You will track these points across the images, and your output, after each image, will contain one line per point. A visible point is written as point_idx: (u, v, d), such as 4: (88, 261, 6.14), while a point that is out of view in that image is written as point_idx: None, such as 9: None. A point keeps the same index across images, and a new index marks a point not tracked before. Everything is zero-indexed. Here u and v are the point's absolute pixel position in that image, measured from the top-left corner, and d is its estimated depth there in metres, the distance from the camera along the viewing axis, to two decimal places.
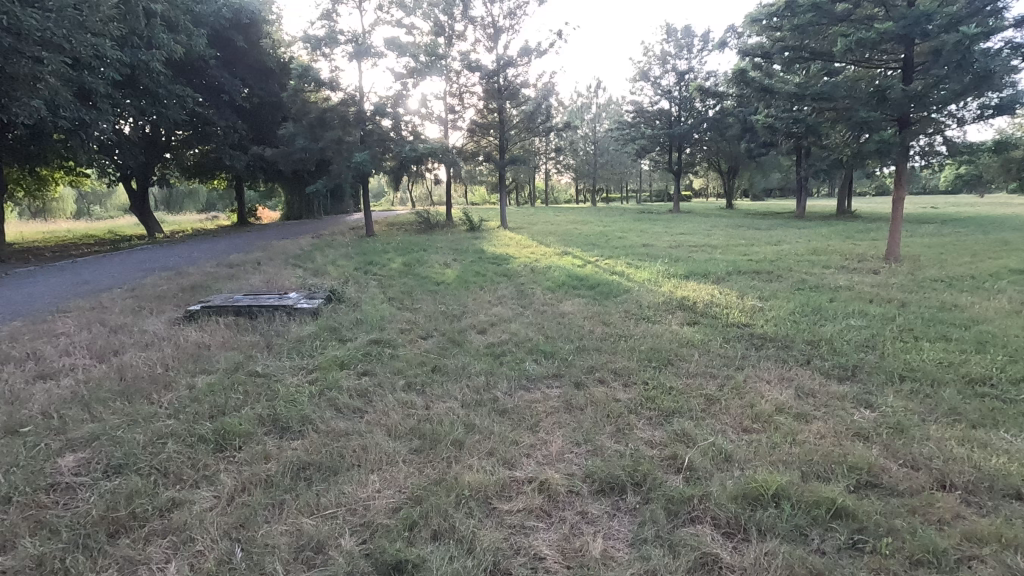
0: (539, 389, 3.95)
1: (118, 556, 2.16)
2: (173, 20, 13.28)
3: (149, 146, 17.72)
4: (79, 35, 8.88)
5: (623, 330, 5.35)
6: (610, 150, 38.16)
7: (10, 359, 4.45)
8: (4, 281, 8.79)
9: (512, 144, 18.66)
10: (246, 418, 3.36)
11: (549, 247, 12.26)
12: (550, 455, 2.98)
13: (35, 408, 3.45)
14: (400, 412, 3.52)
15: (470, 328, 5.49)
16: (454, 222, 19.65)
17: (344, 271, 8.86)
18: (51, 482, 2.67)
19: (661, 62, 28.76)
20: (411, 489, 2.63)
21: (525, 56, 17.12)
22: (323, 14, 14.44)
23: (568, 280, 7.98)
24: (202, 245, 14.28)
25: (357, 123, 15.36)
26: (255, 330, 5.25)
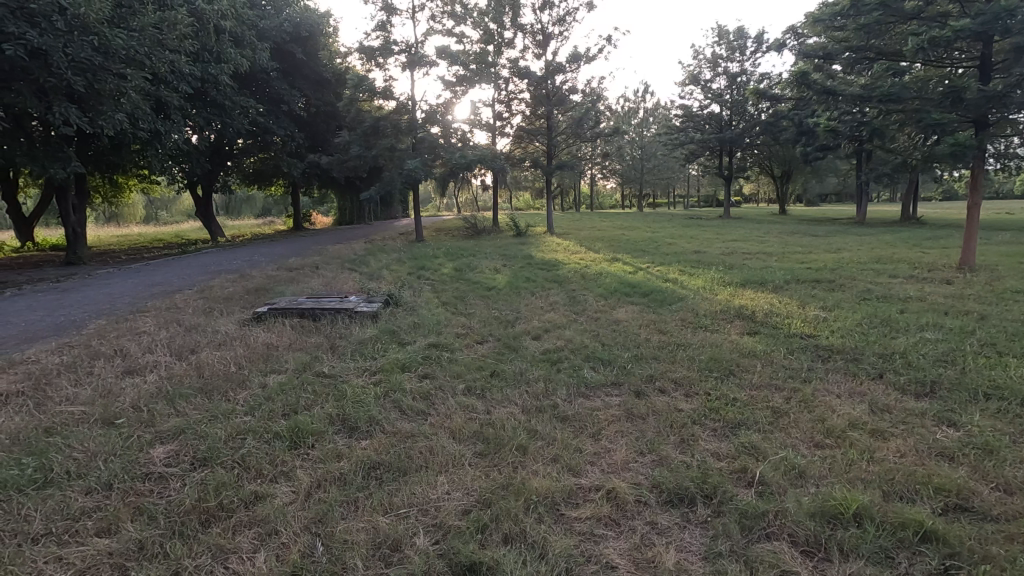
0: (599, 398, 3.93)
1: (210, 544, 2.29)
2: (239, 35, 13.98)
3: (214, 155, 18.66)
4: (158, 53, 9.50)
5: (680, 338, 5.27)
6: (657, 155, 37.62)
7: (100, 354, 4.79)
8: (84, 282, 9.41)
9: (559, 149, 18.66)
10: (317, 417, 3.49)
11: (598, 253, 12.20)
12: (615, 462, 2.97)
13: (126, 402, 3.70)
14: (462, 415, 3.59)
15: (526, 334, 5.53)
16: (500, 227, 19.78)
17: (398, 275, 9.05)
18: (146, 471, 2.86)
19: (712, 64, 28.10)
20: (479, 493, 2.68)
21: (574, 62, 17.15)
22: (379, 25, 14.91)
23: (621, 287, 7.92)
24: (260, 249, 14.90)
25: (409, 131, 15.73)
26: (318, 332, 5.47)
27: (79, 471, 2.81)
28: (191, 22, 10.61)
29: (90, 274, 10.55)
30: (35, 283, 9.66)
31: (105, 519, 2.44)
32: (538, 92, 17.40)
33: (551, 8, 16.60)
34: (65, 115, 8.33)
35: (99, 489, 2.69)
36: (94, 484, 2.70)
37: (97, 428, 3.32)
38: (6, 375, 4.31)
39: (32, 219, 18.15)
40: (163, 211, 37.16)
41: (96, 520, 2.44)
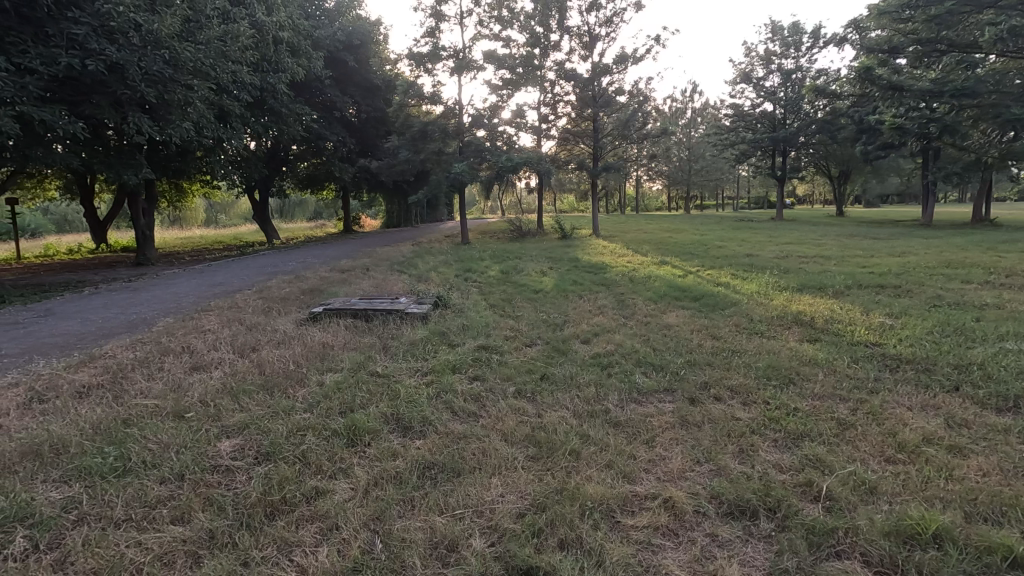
0: (652, 404, 3.86)
1: (275, 537, 2.37)
2: (296, 45, 14.53)
3: (270, 161, 19.45)
4: (222, 64, 9.99)
5: (735, 345, 5.10)
6: (706, 156, 36.75)
7: (170, 351, 5.06)
8: (152, 282, 9.98)
9: (605, 151, 18.45)
10: (373, 416, 3.57)
11: (646, 256, 12.01)
12: (671, 469, 2.91)
13: (195, 396, 3.88)
14: (513, 418, 3.58)
15: (575, 337, 5.49)
16: (545, 230, 19.76)
17: (446, 277, 9.19)
18: (214, 464, 2.99)
19: (765, 62, 27.20)
20: (533, 497, 2.66)
21: (621, 63, 16.97)
22: (428, 32, 15.19)
23: (670, 290, 7.76)
24: (313, 251, 15.42)
25: (456, 135, 15.93)
26: (371, 332, 5.60)
27: (154, 461, 2.98)
28: (252, 34, 11.12)
29: (158, 274, 11.19)
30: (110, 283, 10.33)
31: (178, 508, 2.56)
32: (584, 94, 17.28)
33: (598, 10, 16.48)
34: (138, 124, 8.87)
35: (171, 478, 2.84)
36: (168, 474, 2.85)
37: (169, 421, 3.51)
38: (87, 368, 4.61)
39: (105, 222, 19.38)
40: (222, 215, 38.99)
41: (171, 508, 2.57)
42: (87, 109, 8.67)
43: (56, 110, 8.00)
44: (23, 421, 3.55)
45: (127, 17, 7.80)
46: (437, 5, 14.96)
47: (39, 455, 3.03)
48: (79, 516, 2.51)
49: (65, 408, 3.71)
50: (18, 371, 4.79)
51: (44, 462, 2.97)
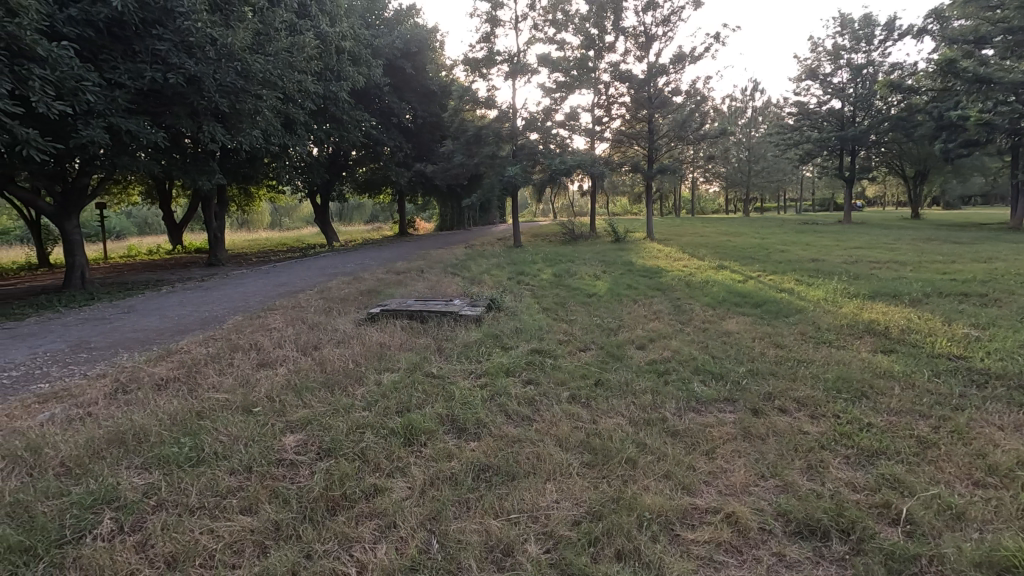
0: (711, 413, 3.72)
1: (336, 531, 2.44)
2: (356, 54, 15.06)
3: (331, 166, 20.20)
4: (289, 74, 10.47)
5: (801, 354, 4.87)
6: (767, 156, 35.33)
7: (238, 347, 5.32)
8: (223, 282, 10.55)
9: (661, 153, 18.05)
10: (429, 416, 3.62)
11: (702, 260, 11.68)
12: (733, 482, 2.80)
13: (262, 392, 4.07)
14: (568, 423, 3.55)
15: (629, 343, 5.38)
16: (598, 233, 19.53)
17: (498, 281, 9.24)
18: (279, 457, 3.11)
19: (833, 57, 25.89)
20: (588, 504, 2.62)
21: (679, 63, 16.58)
22: (483, 37, 15.38)
23: (729, 296, 7.49)
24: (370, 253, 15.84)
25: (510, 139, 16.00)
26: (427, 333, 5.70)
27: (224, 452, 3.13)
28: (317, 44, 11.59)
29: (228, 275, 11.84)
30: (185, 282, 10.99)
31: (247, 499, 2.69)
32: (639, 95, 16.98)
33: (655, 9, 16.19)
34: (212, 133, 9.41)
35: (240, 470, 2.97)
36: (237, 465, 2.99)
37: (238, 414, 3.68)
38: (164, 363, 4.91)
39: (181, 225, 20.65)
40: (286, 218, 40.85)
41: (240, 498, 2.69)
42: (167, 119, 9.29)
43: (141, 121, 8.61)
44: (110, 410, 3.82)
45: (204, 32, 8.28)
46: (492, 11, 15.12)
47: (124, 442, 3.25)
48: (158, 502, 2.66)
49: (146, 400, 3.96)
50: (105, 363, 5.17)
51: (128, 449, 3.18)
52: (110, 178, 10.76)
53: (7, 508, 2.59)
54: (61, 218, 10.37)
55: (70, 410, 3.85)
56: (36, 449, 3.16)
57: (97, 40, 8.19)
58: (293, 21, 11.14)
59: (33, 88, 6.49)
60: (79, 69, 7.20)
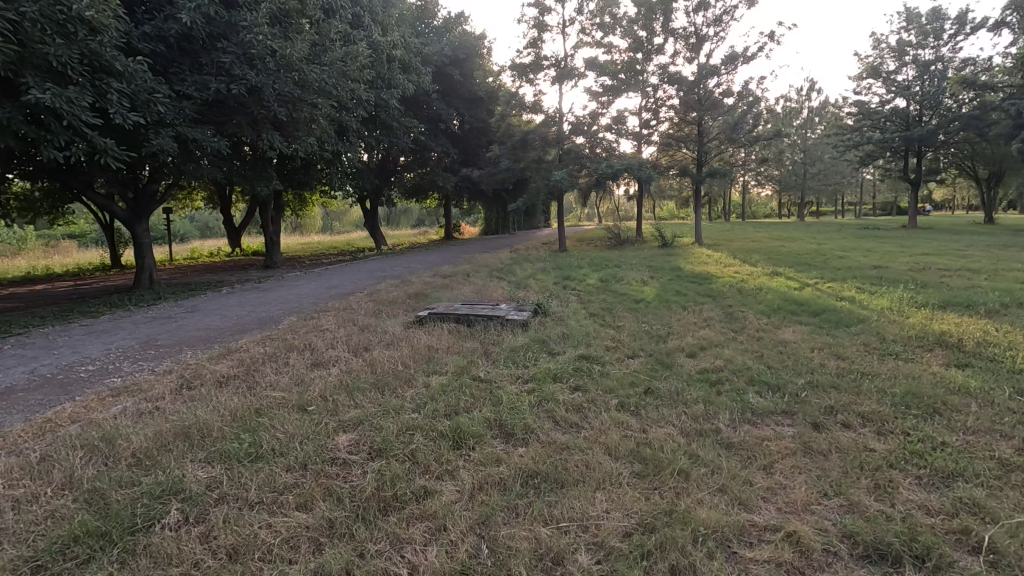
0: (768, 426, 3.58)
1: (388, 532, 2.48)
2: (406, 62, 15.42)
3: (380, 171, 20.70)
4: (343, 83, 10.81)
5: (865, 366, 4.62)
6: (824, 158, 33.92)
7: (294, 347, 5.50)
8: (278, 284, 10.96)
9: (711, 156, 17.61)
10: (477, 419, 3.63)
11: (755, 266, 11.30)
12: (794, 499, 2.68)
13: (316, 391, 4.19)
14: (617, 431, 3.48)
15: (679, 350, 5.25)
16: (644, 238, 19.21)
17: (544, 285, 9.21)
18: (333, 456, 3.19)
19: (898, 53, 24.62)
20: (640, 516, 2.55)
21: (731, 64, 16.15)
22: (531, 42, 15.44)
23: (785, 304, 7.22)
24: (417, 257, 16.09)
25: (557, 143, 15.97)
26: (474, 337, 5.74)
27: (281, 449, 3.24)
28: (369, 53, 11.92)
29: (283, 277, 12.31)
30: (243, 283, 11.48)
31: (302, 496, 2.76)
32: (689, 97, 16.57)
33: (706, 9, 15.83)
34: (270, 140, 9.82)
35: (296, 467, 3.06)
36: (292, 463, 3.08)
37: (294, 412, 3.80)
38: (226, 360, 5.14)
39: (239, 229, 21.61)
40: (336, 223, 42.24)
41: (296, 495, 2.77)
42: (229, 128, 9.74)
43: (205, 129, 9.07)
44: (176, 405, 4.02)
45: (265, 44, 8.65)
46: (540, 16, 15.17)
47: (188, 436, 3.41)
48: (219, 495, 2.77)
49: (209, 396, 4.15)
50: (171, 360, 5.45)
51: (192, 443, 3.34)
52: (176, 184, 11.36)
53: (85, 495, 2.76)
54: (133, 222, 11.04)
55: (140, 404, 4.08)
56: (111, 439, 3.35)
57: (167, 54, 8.69)
58: (347, 32, 11.49)
59: (111, 101, 6.95)
60: (151, 83, 7.67)
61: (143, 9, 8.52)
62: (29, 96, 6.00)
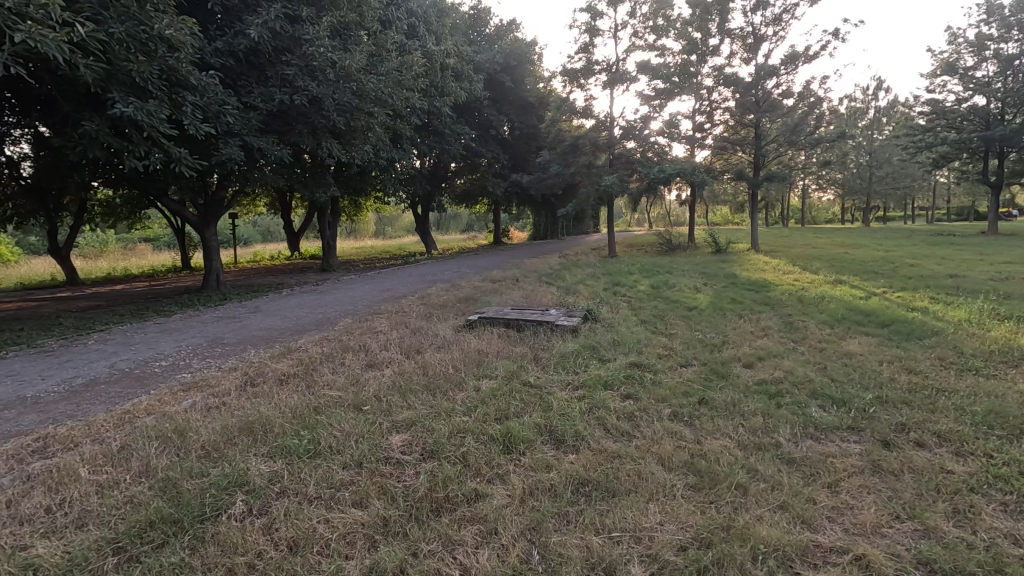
0: (833, 442, 3.41)
1: (439, 533, 2.51)
2: (459, 70, 15.70)
3: (431, 177, 21.12)
4: (398, 92, 11.10)
5: (941, 382, 4.32)
6: (892, 161, 32.11)
7: (349, 348, 5.68)
8: (334, 286, 11.33)
9: (769, 159, 16.98)
10: (527, 424, 3.63)
11: (815, 274, 10.81)
12: (862, 521, 2.53)
13: (371, 391, 4.31)
14: (670, 442, 3.40)
15: (735, 360, 5.08)
16: (697, 244, 18.73)
17: (594, 291, 9.13)
18: (386, 456, 3.26)
19: (976, 48, 23.04)
20: (695, 530, 2.48)
21: (791, 63, 15.56)
22: (582, 47, 15.40)
23: (850, 314, 6.86)
24: (467, 261, 16.28)
25: (607, 148, 15.83)
26: (523, 342, 5.75)
27: (338, 447, 3.34)
28: (423, 63, 12.21)
29: (339, 279, 12.73)
30: (302, 286, 11.93)
31: (358, 493, 2.84)
32: (746, 99, 16.05)
33: (765, 8, 15.33)
34: (328, 148, 10.19)
35: (352, 465, 3.15)
36: (349, 460, 3.17)
37: (350, 411, 3.92)
38: (286, 359, 5.37)
39: (298, 233, 22.54)
40: (389, 228, 43.44)
41: (352, 492, 2.85)
42: (291, 137, 10.16)
43: (269, 139, 9.51)
44: (241, 400, 4.23)
45: (325, 56, 9.01)
46: (592, 21, 15.11)
47: (252, 432, 3.57)
48: (281, 489, 2.90)
49: (271, 393, 4.34)
50: (236, 358, 5.74)
51: (256, 437, 3.49)
52: (241, 190, 11.97)
53: (159, 483, 2.93)
54: (202, 227, 11.70)
55: (208, 399, 4.30)
56: (183, 432, 3.56)
57: (236, 68, 9.18)
58: (403, 42, 11.81)
59: (185, 113, 7.40)
60: (222, 95, 8.12)
61: (216, 26, 9.05)
62: (115, 110, 6.49)
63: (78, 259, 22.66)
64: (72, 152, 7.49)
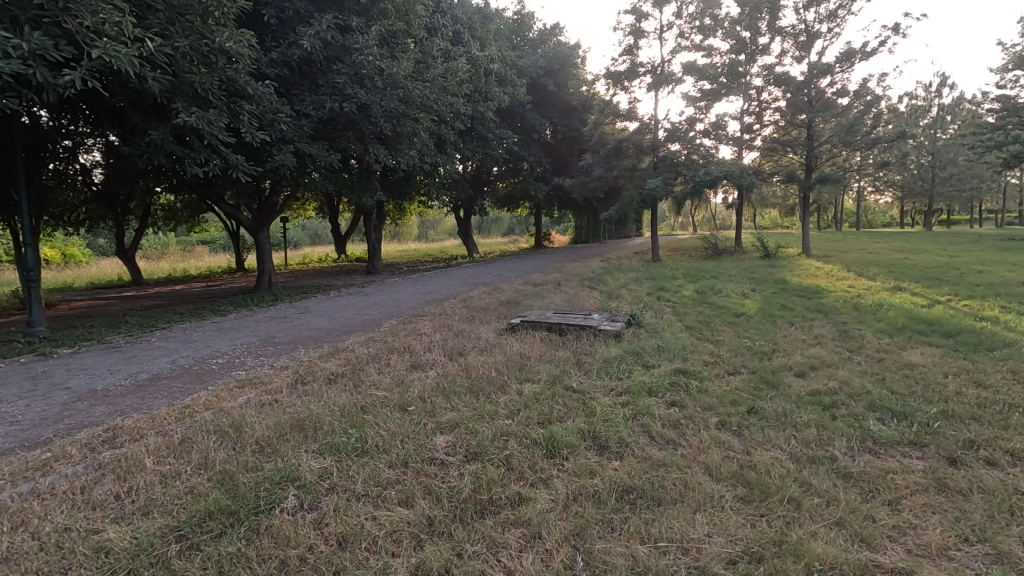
0: (894, 458, 3.24)
1: (484, 535, 2.52)
2: (502, 75, 15.81)
3: (474, 182, 21.34)
4: (443, 98, 11.28)
5: (1014, 397, 4.05)
6: (957, 161, 30.36)
7: (394, 349, 5.79)
8: (379, 289, 11.60)
9: (821, 161, 16.36)
10: (570, 429, 3.62)
11: (873, 280, 10.33)
12: (927, 541, 2.40)
13: (416, 392, 4.38)
14: (718, 451, 3.31)
15: (786, 369, 4.91)
16: (744, 248, 18.20)
17: (637, 296, 9.00)
18: (431, 456, 3.31)
19: None
20: (745, 543, 2.41)
21: (846, 61, 14.95)
22: (627, 50, 15.25)
23: (911, 323, 6.52)
24: (508, 265, 16.38)
25: (651, 150, 15.57)
26: (566, 346, 5.73)
27: (384, 446, 3.41)
28: (468, 68, 12.36)
29: (384, 282, 13.02)
30: (348, 287, 12.27)
31: (404, 492, 2.89)
32: (797, 99, 15.52)
33: (818, 5, 14.80)
34: (376, 154, 10.44)
35: (398, 464, 3.21)
36: (395, 459, 3.23)
37: (396, 411, 4.00)
38: (335, 359, 5.53)
39: (344, 237, 23.16)
40: (431, 231, 44.15)
41: (399, 491, 2.91)
42: (339, 143, 10.45)
43: (320, 145, 9.83)
44: (292, 398, 4.37)
45: (373, 64, 9.25)
46: (637, 22, 14.95)
47: (303, 429, 3.69)
48: (330, 485, 2.98)
49: (320, 392, 4.47)
50: (287, 356, 5.95)
51: (307, 434, 3.61)
52: (292, 195, 12.41)
53: (217, 475, 3.07)
54: (256, 230, 12.20)
55: (262, 396, 4.47)
56: (238, 427, 3.71)
57: (290, 77, 9.54)
58: (448, 49, 12.01)
59: (243, 121, 7.74)
60: (276, 103, 8.45)
61: (271, 38, 9.44)
62: (179, 120, 6.86)
63: (142, 260, 24.02)
64: (140, 160, 7.95)
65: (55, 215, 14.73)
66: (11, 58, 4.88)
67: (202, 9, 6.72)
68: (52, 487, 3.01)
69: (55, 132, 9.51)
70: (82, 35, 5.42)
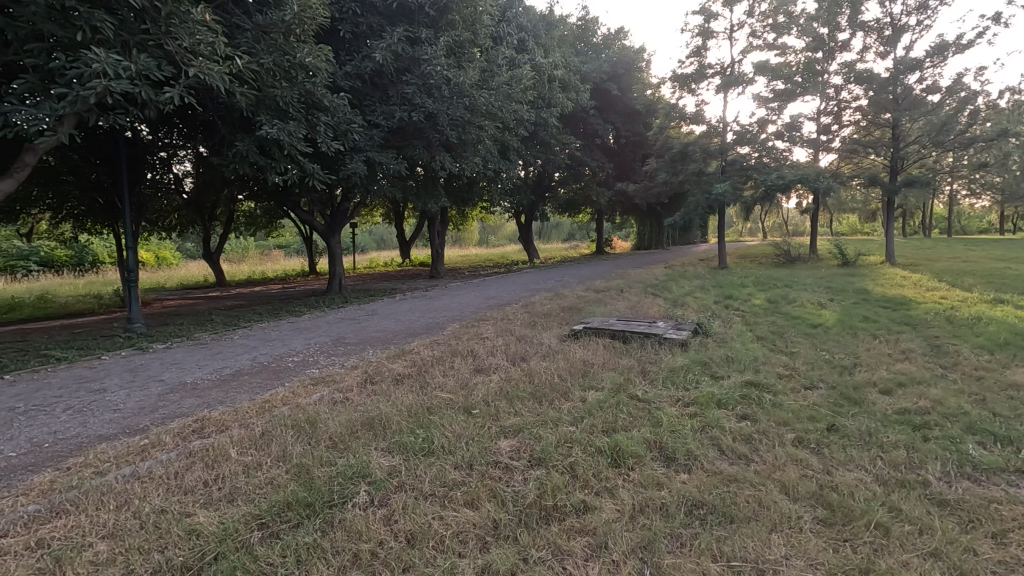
0: (996, 486, 2.96)
1: (549, 541, 2.52)
2: (566, 81, 15.81)
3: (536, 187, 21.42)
4: (507, 105, 11.41)
5: None
6: None
7: (458, 352, 5.88)
8: (443, 292, 11.89)
9: (908, 163, 15.25)
10: (636, 439, 3.54)
11: (969, 292, 9.50)
12: None
13: (480, 396, 4.43)
14: (795, 469, 3.14)
15: (870, 385, 4.58)
16: (820, 256, 17.25)
17: (704, 304, 8.72)
18: (496, 460, 3.33)
19: None
20: (828, 568, 2.28)
21: (939, 54, 13.87)
22: (694, 51, 14.88)
23: (1016, 339, 5.93)
24: (569, 270, 16.32)
25: (720, 154, 15.07)
26: (630, 354, 5.62)
27: (450, 447, 3.47)
28: (532, 75, 12.43)
29: (447, 286, 13.31)
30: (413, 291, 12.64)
31: (470, 494, 2.93)
32: (881, 97, 14.56)
33: None
34: (442, 162, 10.72)
35: (463, 466, 3.26)
36: (460, 462, 3.28)
37: (460, 414, 4.06)
38: (402, 360, 5.69)
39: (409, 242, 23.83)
40: (494, 237, 44.70)
41: (464, 492, 2.95)
42: (407, 151, 10.80)
43: (389, 153, 10.19)
44: (362, 397, 4.54)
45: (441, 74, 9.49)
46: (705, 23, 14.58)
47: (373, 427, 3.82)
48: (399, 483, 3.07)
49: (388, 392, 4.62)
50: (357, 356, 6.18)
51: (376, 432, 3.74)
52: (362, 201, 12.91)
53: (295, 468, 3.23)
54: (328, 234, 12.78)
55: (335, 394, 4.67)
56: (313, 423, 3.89)
57: (362, 89, 9.97)
58: (513, 56, 12.14)
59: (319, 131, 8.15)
60: (350, 114, 8.83)
61: (346, 52, 9.89)
62: (263, 132, 7.31)
63: (227, 262, 25.83)
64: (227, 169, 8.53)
65: (151, 221, 16.03)
66: (122, 79, 5.35)
67: (285, 27, 7.15)
68: (149, 471, 3.27)
69: (154, 144, 10.37)
70: (181, 55, 5.88)
